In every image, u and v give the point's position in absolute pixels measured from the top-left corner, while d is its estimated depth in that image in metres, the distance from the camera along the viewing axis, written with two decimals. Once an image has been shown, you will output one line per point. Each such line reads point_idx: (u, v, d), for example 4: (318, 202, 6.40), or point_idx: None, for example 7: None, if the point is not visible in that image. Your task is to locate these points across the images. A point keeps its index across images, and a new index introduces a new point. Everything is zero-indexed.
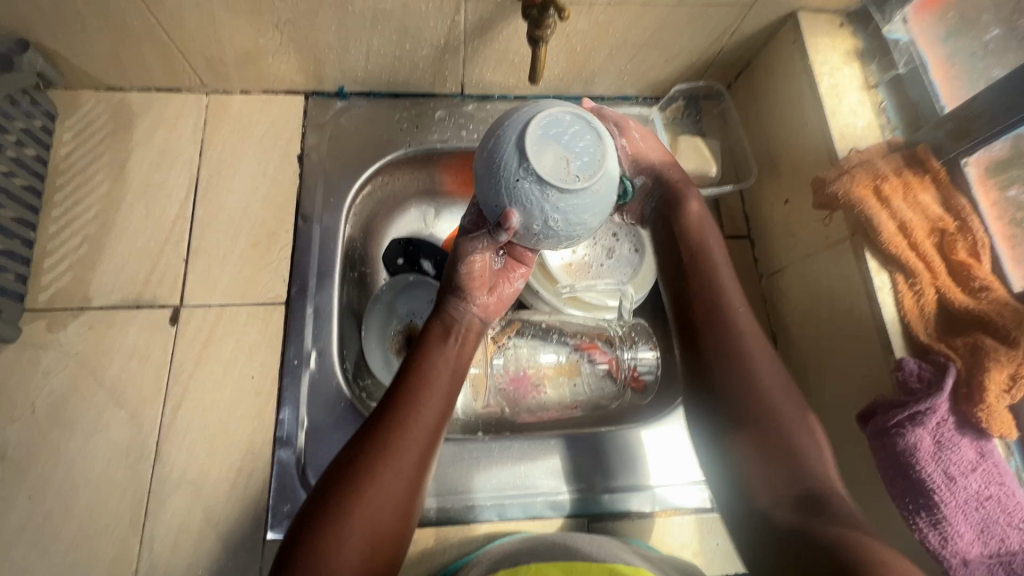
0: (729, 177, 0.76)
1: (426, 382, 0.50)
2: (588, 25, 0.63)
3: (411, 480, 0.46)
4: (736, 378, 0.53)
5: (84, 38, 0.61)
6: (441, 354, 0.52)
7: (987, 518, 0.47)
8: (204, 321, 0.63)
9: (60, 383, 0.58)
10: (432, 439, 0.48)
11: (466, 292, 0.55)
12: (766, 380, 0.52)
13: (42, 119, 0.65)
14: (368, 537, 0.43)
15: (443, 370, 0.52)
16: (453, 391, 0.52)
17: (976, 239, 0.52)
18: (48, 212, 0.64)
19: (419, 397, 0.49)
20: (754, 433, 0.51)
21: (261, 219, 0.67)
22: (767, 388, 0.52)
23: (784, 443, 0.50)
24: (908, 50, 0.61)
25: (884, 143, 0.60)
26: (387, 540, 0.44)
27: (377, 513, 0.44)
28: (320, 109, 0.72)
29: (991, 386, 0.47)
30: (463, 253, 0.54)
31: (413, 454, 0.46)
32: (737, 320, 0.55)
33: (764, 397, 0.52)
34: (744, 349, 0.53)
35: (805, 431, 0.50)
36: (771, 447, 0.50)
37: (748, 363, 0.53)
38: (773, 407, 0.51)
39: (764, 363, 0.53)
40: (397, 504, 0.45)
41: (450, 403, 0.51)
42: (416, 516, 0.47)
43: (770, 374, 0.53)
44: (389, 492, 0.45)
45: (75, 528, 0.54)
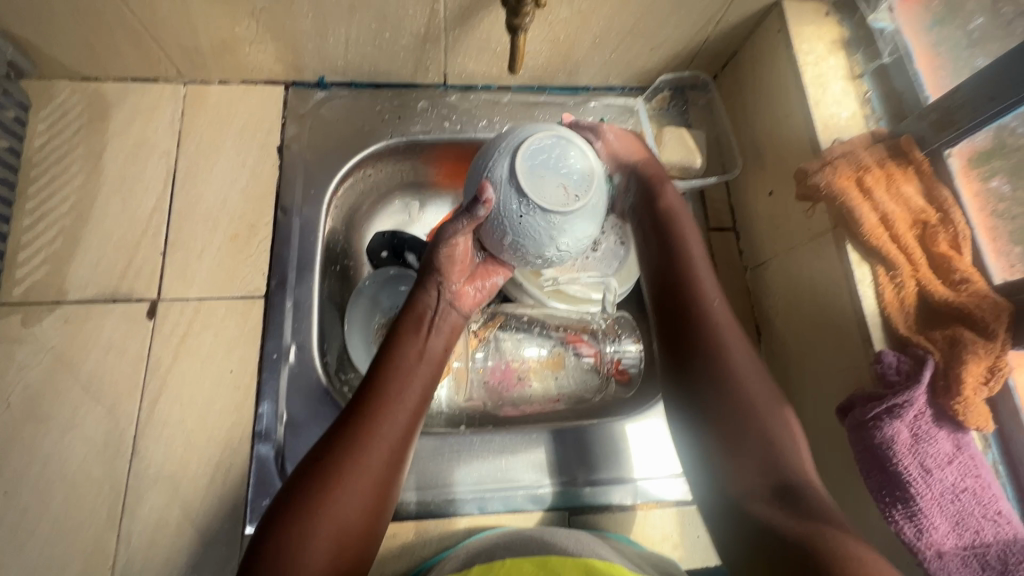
0: (714, 168, 0.75)
1: (399, 377, 0.49)
2: (570, 13, 0.62)
3: (382, 479, 0.46)
4: (711, 365, 0.52)
5: (55, 27, 0.60)
6: (413, 346, 0.52)
7: (962, 510, 0.46)
8: (182, 315, 0.62)
9: (36, 378, 0.58)
10: (404, 437, 0.48)
11: (444, 275, 0.55)
12: (741, 365, 0.52)
13: (15, 110, 0.64)
14: (336, 539, 0.42)
15: (417, 365, 0.51)
16: (428, 387, 0.51)
17: (957, 230, 0.52)
18: (22, 204, 0.63)
19: (391, 395, 0.48)
20: (730, 421, 0.50)
21: (240, 211, 0.67)
22: (743, 375, 0.51)
23: (762, 433, 0.49)
24: (893, 39, 0.61)
25: (868, 133, 0.59)
26: (354, 541, 0.44)
27: (345, 513, 0.43)
28: (300, 100, 0.71)
29: (969, 378, 0.47)
30: (445, 237, 0.53)
31: (384, 453, 0.46)
32: (709, 307, 0.55)
33: (741, 390, 0.51)
34: (721, 336, 0.53)
35: (778, 419, 0.50)
36: (745, 434, 0.49)
37: (723, 347, 0.53)
38: (747, 393, 0.51)
39: (741, 355, 0.53)
40: (366, 505, 0.44)
41: (424, 398, 0.51)
42: (387, 516, 0.47)
43: (745, 361, 0.52)
44: (358, 493, 0.44)
45: (51, 524, 0.54)
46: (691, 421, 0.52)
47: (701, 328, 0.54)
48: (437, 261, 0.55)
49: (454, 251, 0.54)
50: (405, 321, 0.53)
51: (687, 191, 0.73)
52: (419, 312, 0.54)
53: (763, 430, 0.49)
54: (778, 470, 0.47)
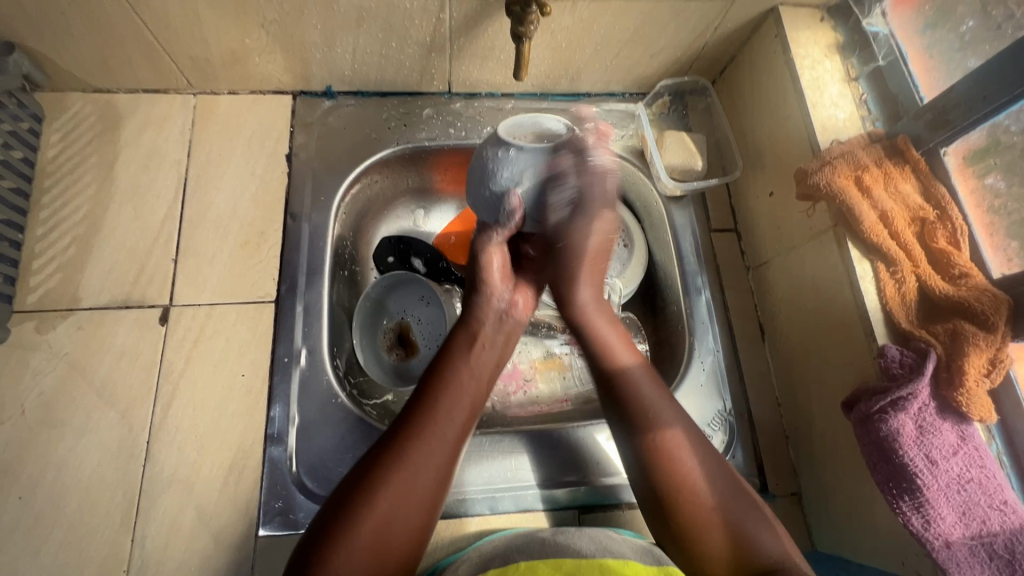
0: (715, 169, 0.77)
1: (445, 394, 0.51)
2: (572, 21, 0.63)
3: (429, 495, 0.47)
4: (632, 415, 0.53)
5: (69, 40, 0.61)
6: (465, 365, 0.53)
7: (968, 500, 0.47)
8: (194, 320, 0.63)
9: (50, 385, 0.59)
10: (452, 454, 0.49)
11: (488, 284, 0.58)
12: (655, 410, 0.53)
13: (29, 122, 0.65)
14: (377, 551, 0.44)
15: (462, 386, 0.52)
16: (477, 401, 0.53)
17: (955, 227, 0.53)
18: (36, 214, 0.64)
19: (438, 412, 0.50)
20: (659, 463, 0.51)
21: (251, 218, 0.68)
22: (664, 421, 0.52)
23: (719, 499, 0.50)
24: (887, 43, 0.63)
25: (864, 135, 0.60)
26: (395, 556, 0.45)
27: (389, 523, 0.45)
28: (308, 108, 0.73)
29: (971, 370, 0.47)
30: (481, 246, 0.58)
31: (428, 471, 0.47)
32: (619, 359, 0.56)
33: (652, 416, 0.52)
34: (633, 387, 0.54)
35: (710, 478, 0.51)
36: (665, 482, 0.51)
37: (637, 393, 0.54)
38: (665, 439, 0.52)
39: (649, 388, 0.54)
40: (410, 523, 0.46)
41: (473, 413, 0.52)
42: (430, 530, 0.48)
43: (660, 409, 0.53)
44: (402, 509, 0.45)
45: (66, 528, 0.55)
46: (631, 470, 0.53)
47: (617, 379, 0.55)
48: (478, 274, 0.58)
49: (494, 263, 0.58)
50: (455, 336, 0.56)
51: (689, 193, 0.74)
52: (472, 326, 0.56)
53: (686, 485, 0.50)
54: (738, 538, 0.49)
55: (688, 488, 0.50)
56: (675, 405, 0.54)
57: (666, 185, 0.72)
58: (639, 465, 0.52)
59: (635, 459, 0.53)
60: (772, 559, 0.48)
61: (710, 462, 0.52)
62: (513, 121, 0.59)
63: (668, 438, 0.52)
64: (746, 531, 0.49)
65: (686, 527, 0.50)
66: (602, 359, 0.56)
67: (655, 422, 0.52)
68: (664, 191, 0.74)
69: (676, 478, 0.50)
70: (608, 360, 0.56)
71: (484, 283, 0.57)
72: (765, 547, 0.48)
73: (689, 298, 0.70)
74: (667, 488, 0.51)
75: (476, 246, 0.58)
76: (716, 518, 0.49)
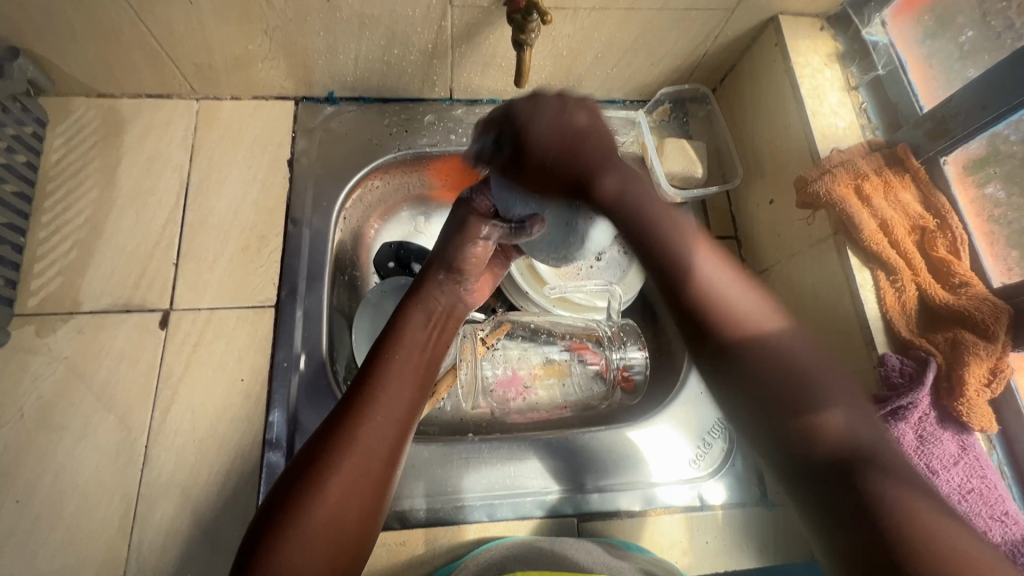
0: (715, 177, 0.75)
1: (394, 374, 0.50)
2: (573, 30, 0.64)
3: (380, 473, 0.46)
4: (765, 374, 0.44)
5: (74, 45, 0.61)
6: (416, 344, 0.54)
7: (969, 511, 0.47)
8: (194, 325, 0.63)
9: (49, 388, 0.59)
10: (402, 432, 0.48)
11: (460, 274, 0.61)
12: (803, 374, 0.43)
13: (33, 126, 0.65)
14: (332, 534, 0.42)
15: (411, 364, 0.52)
16: (424, 381, 0.52)
17: (955, 236, 0.53)
18: (38, 217, 0.64)
19: (388, 390, 0.49)
20: (815, 444, 0.42)
21: (252, 223, 0.68)
22: (821, 399, 0.42)
23: (854, 444, 0.41)
24: (887, 52, 0.63)
25: (865, 142, 0.61)
26: (350, 538, 0.43)
27: (344, 508, 0.43)
28: (310, 113, 0.73)
29: (971, 380, 0.47)
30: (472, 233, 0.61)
31: (379, 447, 0.46)
32: (754, 320, 0.46)
33: (786, 367, 0.44)
34: (777, 349, 0.44)
35: (852, 421, 0.42)
36: (818, 437, 0.42)
37: (776, 349, 0.45)
38: (820, 419, 0.42)
39: (773, 330, 0.45)
40: (365, 499, 0.44)
41: (421, 392, 0.52)
42: (382, 509, 0.47)
43: (805, 355, 0.44)
44: (355, 487, 0.44)
45: (63, 532, 0.54)
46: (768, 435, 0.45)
47: (752, 342, 0.45)
48: (460, 258, 0.61)
49: (467, 253, 0.61)
50: (410, 315, 0.56)
51: (690, 200, 0.75)
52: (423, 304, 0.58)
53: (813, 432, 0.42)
54: (865, 459, 0.40)
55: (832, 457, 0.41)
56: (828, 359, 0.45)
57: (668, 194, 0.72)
58: (786, 438, 0.43)
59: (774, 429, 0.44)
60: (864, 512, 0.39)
61: (869, 417, 0.42)
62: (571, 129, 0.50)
63: (829, 406, 0.42)
64: (881, 458, 0.40)
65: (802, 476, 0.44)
66: (726, 323, 0.46)
67: (788, 384, 0.43)
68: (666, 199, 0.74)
69: (821, 433, 0.41)
70: (746, 327, 0.45)
71: (444, 264, 0.61)
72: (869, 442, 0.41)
73: None
74: (815, 441, 0.42)
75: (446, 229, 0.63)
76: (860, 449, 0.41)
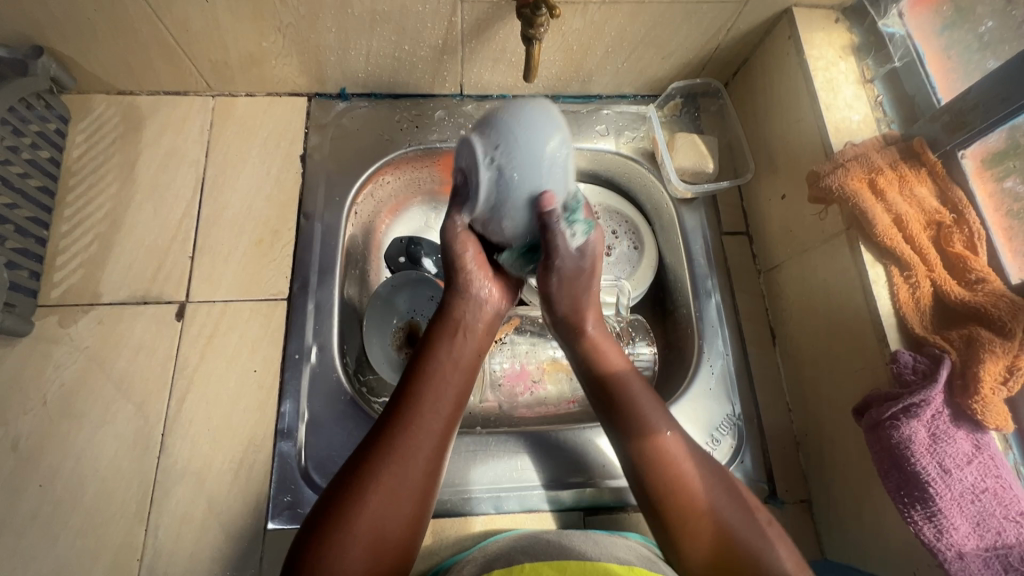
0: (727, 171, 0.76)
1: (432, 385, 0.50)
2: (583, 24, 0.64)
3: (420, 486, 0.46)
4: (627, 425, 0.52)
5: (94, 43, 0.63)
6: (447, 354, 0.52)
7: (982, 511, 0.46)
8: (209, 317, 0.64)
9: (70, 377, 0.60)
10: (441, 442, 0.48)
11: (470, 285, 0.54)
12: (651, 417, 0.52)
13: (56, 123, 0.67)
14: (373, 544, 0.43)
15: (449, 375, 0.51)
16: (463, 394, 0.51)
17: (972, 230, 0.52)
18: (60, 211, 0.66)
19: (425, 407, 0.48)
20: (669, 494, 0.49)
21: (265, 217, 0.69)
22: (659, 430, 0.51)
23: (709, 503, 0.49)
24: (904, 43, 0.62)
25: (880, 136, 0.60)
26: (391, 548, 0.44)
27: (383, 518, 0.44)
28: (322, 110, 0.74)
29: (986, 377, 0.46)
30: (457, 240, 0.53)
31: (425, 451, 0.47)
32: (615, 371, 0.54)
33: (635, 415, 0.52)
34: (630, 393, 0.53)
35: (706, 477, 0.50)
36: (664, 478, 0.50)
37: (632, 401, 0.52)
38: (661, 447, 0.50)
39: (639, 386, 0.54)
40: (404, 511, 0.45)
41: (456, 406, 0.50)
42: (426, 518, 0.47)
43: (657, 416, 0.52)
44: (396, 498, 0.45)
45: (83, 516, 0.56)
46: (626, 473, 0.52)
47: (610, 384, 0.54)
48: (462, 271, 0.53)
49: (468, 261, 0.53)
50: (444, 329, 0.53)
51: (701, 196, 0.74)
52: (455, 318, 0.53)
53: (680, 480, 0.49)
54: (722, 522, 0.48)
55: (694, 506, 0.49)
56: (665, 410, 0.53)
57: (677, 188, 0.72)
58: (634, 477, 0.51)
59: (632, 463, 0.51)
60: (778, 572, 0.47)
61: (731, 492, 0.50)
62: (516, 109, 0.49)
63: (669, 448, 0.51)
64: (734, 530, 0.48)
65: (679, 522, 0.49)
66: (596, 369, 0.55)
67: (655, 441, 0.51)
68: (675, 194, 0.74)
69: (674, 477, 0.49)
70: (599, 367, 0.55)
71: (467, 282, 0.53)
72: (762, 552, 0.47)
73: (699, 301, 0.70)
74: (680, 484, 0.49)
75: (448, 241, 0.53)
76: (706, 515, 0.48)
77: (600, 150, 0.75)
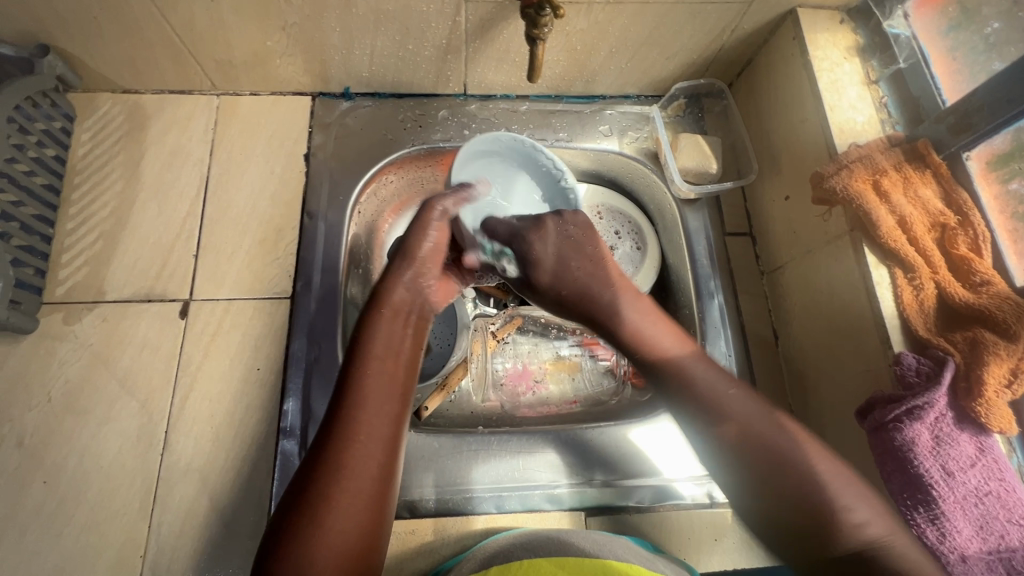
0: (729, 174, 0.75)
1: (371, 387, 0.47)
2: (587, 24, 0.64)
3: (374, 491, 0.44)
4: (693, 404, 0.49)
5: (100, 41, 0.63)
6: (386, 351, 0.50)
7: (986, 514, 0.46)
8: (213, 315, 0.64)
9: (75, 374, 0.61)
10: (390, 444, 0.46)
11: (420, 263, 0.57)
12: (725, 399, 0.49)
13: (61, 121, 0.68)
14: (341, 557, 0.41)
15: (387, 373, 0.49)
16: (405, 393, 0.49)
17: (977, 233, 0.52)
18: (66, 209, 0.67)
19: (365, 413, 0.46)
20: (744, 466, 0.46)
21: (269, 216, 0.69)
22: (727, 403, 0.48)
23: (787, 468, 0.45)
24: (909, 45, 0.61)
25: (885, 137, 0.59)
26: (355, 557, 0.42)
27: (345, 530, 0.42)
28: (326, 109, 0.74)
29: (990, 380, 0.46)
30: (423, 222, 0.58)
31: (372, 455, 0.45)
32: (664, 349, 0.53)
33: (703, 391, 0.49)
34: (687, 372, 0.51)
35: (764, 437, 0.47)
36: (745, 455, 0.46)
37: (690, 377, 0.51)
38: (729, 422, 0.48)
39: (694, 361, 0.52)
40: (364, 519, 0.43)
41: (400, 407, 0.48)
42: (389, 519, 0.45)
43: (721, 387, 0.50)
44: (351, 509, 0.43)
45: (87, 512, 0.56)
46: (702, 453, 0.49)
47: (666, 368, 0.52)
48: (413, 251, 0.57)
49: (427, 238, 0.58)
50: (382, 320, 0.52)
51: (704, 196, 0.74)
52: (388, 302, 0.53)
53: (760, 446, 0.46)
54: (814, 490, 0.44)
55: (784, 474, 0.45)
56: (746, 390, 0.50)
57: (680, 189, 0.72)
58: (711, 454, 0.48)
59: (704, 443, 0.49)
60: (860, 543, 0.43)
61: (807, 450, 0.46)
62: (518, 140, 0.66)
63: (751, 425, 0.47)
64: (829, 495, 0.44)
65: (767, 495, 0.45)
66: (647, 353, 0.54)
67: (732, 419, 0.48)
68: (678, 194, 0.73)
69: (752, 445, 0.46)
70: (653, 348, 0.53)
71: (413, 261, 0.56)
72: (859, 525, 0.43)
73: (702, 301, 0.70)
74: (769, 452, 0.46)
75: (419, 219, 0.58)
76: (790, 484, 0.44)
77: (603, 151, 0.75)
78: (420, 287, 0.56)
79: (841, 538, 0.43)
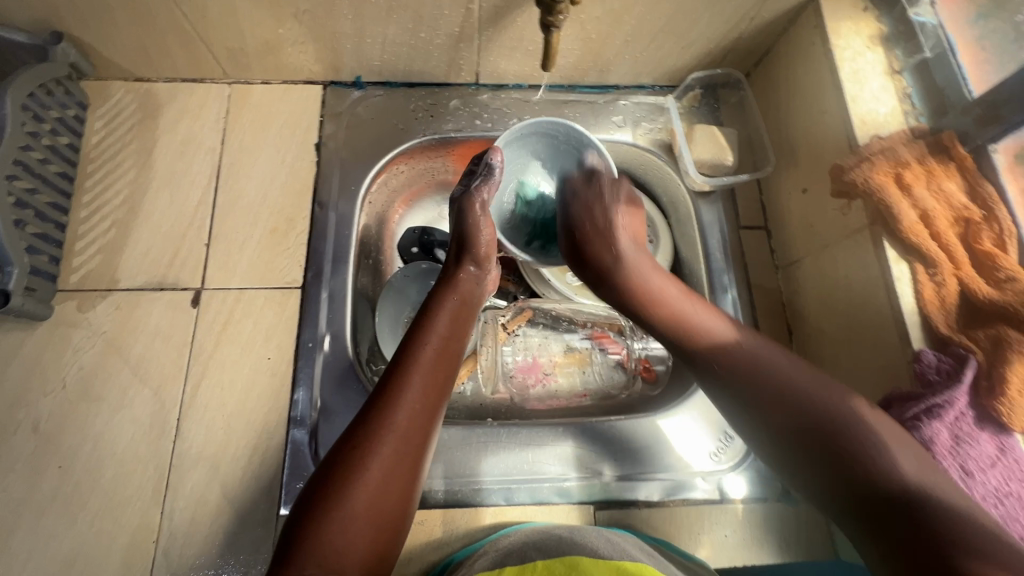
0: (746, 166, 0.74)
1: (421, 361, 0.49)
2: (602, 12, 0.62)
3: (414, 453, 0.45)
4: (747, 382, 0.50)
5: (112, 29, 0.63)
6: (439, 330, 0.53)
7: (1006, 515, 0.45)
8: (224, 304, 0.65)
9: (89, 360, 0.61)
10: (433, 412, 0.48)
11: (481, 260, 0.61)
12: (786, 374, 0.49)
13: (75, 109, 0.68)
14: (377, 518, 0.42)
15: (440, 350, 0.51)
16: (448, 371, 0.51)
17: (1002, 229, 0.51)
18: (80, 197, 0.67)
19: (414, 377, 0.48)
20: (798, 432, 0.47)
21: (280, 205, 0.69)
22: (793, 386, 0.49)
23: (846, 433, 0.45)
24: (936, 33, 0.59)
25: (907, 130, 0.58)
26: (391, 519, 0.43)
27: (385, 490, 0.43)
28: (338, 98, 0.74)
29: (1014, 379, 0.45)
30: (468, 206, 0.61)
31: (418, 419, 0.46)
32: (708, 330, 0.54)
33: (767, 368, 0.50)
34: (740, 351, 0.52)
35: (821, 395, 0.48)
36: (791, 421, 0.48)
37: (741, 355, 0.52)
38: (797, 402, 0.48)
39: (748, 337, 0.53)
40: (404, 481, 0.44)
41: (446, 383, 0.50)
42: (416, 495, 0.46)
43: (792, 370, 0.50)
44: (395, 469, 0.44)
45: (102, 497, 0.57)
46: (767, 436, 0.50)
47: (729, 358, 0.52)
48: (471, 245, 0.60)
49: (482, 235, 0.61)
50: (442, 304, 0.55)
51: (718, 188, 0.73)
52: (453, 290, 0.57)
53: (827, 419, 0.46)
54: (863, 461, 0.43)
55: (835, 433, 0.45)
56: (824, 377, 0.49)
57: (694, 180, 0.71)
58: (781, 435, 0.48)
59: (762, 423, 0.50)
60: (900, 490, 0.42)
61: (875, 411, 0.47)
62: (562, 121, 0.64)
63: (822, 393, 0.48)
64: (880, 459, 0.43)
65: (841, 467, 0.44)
66: (694, 337, 0.54)
67: (819, 402, 0.47)
68: (692, 187, 0.72)
69: (827, 422, 0.46)
70: (699, 334, 0.54)
71: (474, 255, 0.60)
72: (899, 476, 0.42)
73: (715, 296, 0.69)
74: (815, 415, 0.47)
75: (466, 219, 0.61)
76: (854, 450, 0.44)
77: (617, 142, 0.74)
78: (482, 281, 0.61)
79: (885, 480, 0.42)
